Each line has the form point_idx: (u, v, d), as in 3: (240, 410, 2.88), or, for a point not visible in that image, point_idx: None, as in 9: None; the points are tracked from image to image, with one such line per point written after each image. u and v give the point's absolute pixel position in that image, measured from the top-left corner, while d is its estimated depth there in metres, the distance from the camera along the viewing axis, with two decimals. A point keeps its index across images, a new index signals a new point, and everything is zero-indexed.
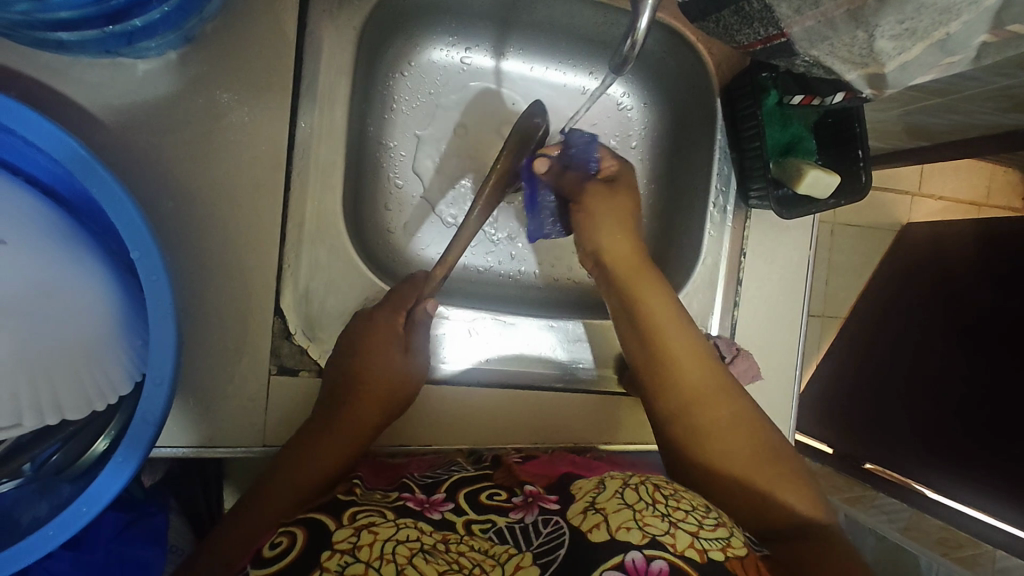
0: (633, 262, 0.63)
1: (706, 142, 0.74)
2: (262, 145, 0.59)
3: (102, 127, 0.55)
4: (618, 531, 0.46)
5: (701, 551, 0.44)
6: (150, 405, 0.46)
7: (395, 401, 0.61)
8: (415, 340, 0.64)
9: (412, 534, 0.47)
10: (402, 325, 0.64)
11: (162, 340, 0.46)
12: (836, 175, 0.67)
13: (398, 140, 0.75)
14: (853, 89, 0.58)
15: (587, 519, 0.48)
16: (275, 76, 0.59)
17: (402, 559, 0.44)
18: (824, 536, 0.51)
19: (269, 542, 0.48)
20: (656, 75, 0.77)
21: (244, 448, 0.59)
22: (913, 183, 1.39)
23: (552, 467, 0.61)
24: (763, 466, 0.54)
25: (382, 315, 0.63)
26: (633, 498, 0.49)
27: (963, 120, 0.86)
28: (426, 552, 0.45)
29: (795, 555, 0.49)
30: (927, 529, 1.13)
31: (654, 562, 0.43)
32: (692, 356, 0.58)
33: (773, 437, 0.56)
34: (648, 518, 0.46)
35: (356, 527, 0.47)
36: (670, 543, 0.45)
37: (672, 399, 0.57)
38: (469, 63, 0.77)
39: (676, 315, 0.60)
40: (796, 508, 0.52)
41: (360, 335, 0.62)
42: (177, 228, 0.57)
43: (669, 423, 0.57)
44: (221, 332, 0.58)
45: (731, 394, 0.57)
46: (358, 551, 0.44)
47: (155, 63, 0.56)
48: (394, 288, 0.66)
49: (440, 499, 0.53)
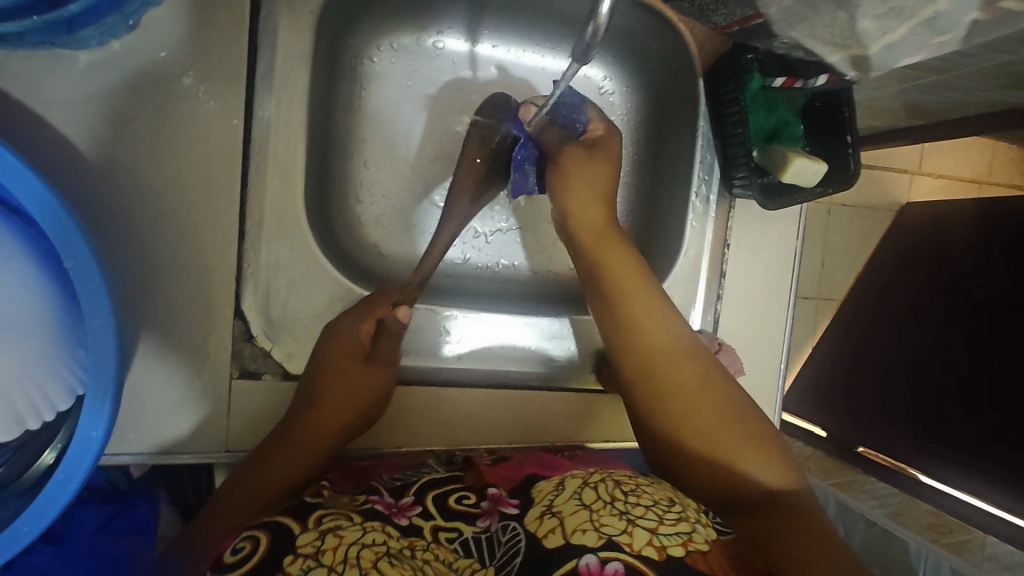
0: (597, 231, 0.61)
1: (688, 129, 0.71)
2: (215, 139, 0.56)
3: (43, 123, 0.52)
4: (574, 535, 0.43)
5: (659, 548, 0.42)
6: (93, 420, 0.44)
7: (365, 407, 0.59)
8: (381, 347, 0.62)
9: (378, 538, 0.44)
10: (370, 334, 0.62)
11: (102, 349, 0.44)
12: (823, 163, 0.64)
13: (368, 129, 0.72)
14: (837, 71, 0.59)
15: (543, 525, 0.45)
16: (226, 66, 0.56)
17: (367, 563, 0.41)
18: (797, 507, 0.47)
19: (231, 546, 0.45)
20: (637, 55, 0.73)
21: (208, 453, 0.58)
22: (913, 161, 1.34)
23: (522, 468, 0.59)
24: (735, 439, 0.50)
25: (354, 321, 0.61)
26: (590, 497, 0.46)
27: (963, 98, 0.82)
28: (391, 556, 0.42)
29: (760, 532, 0.45)
30: (916, 513, 0.99)
31: (609, 564, 0.40)
32: (664, 337, 0.55)
33: (743, 403, 0.53)
34: (605, 517, 0.44)
35: (321, 531, 0.44)
36: (626, 542, 0.42)
37: (637, 364, 0.55)
38: (442, 47, 0.73)
39: (644, 293, 0.57)
40: (761, 477, 0.49)
41: (332, 343, 0.60)
42: (127, 226, 0.55)
43: (646, 407, 0.54)
44: (179, 336, 0.56)
45: (694, 359, 0.54)
46: (322, 555, 0.41)
47: (97, 53, 0.53)
48: (372, 294, 0.64)
49: (409, 504, 0.51)
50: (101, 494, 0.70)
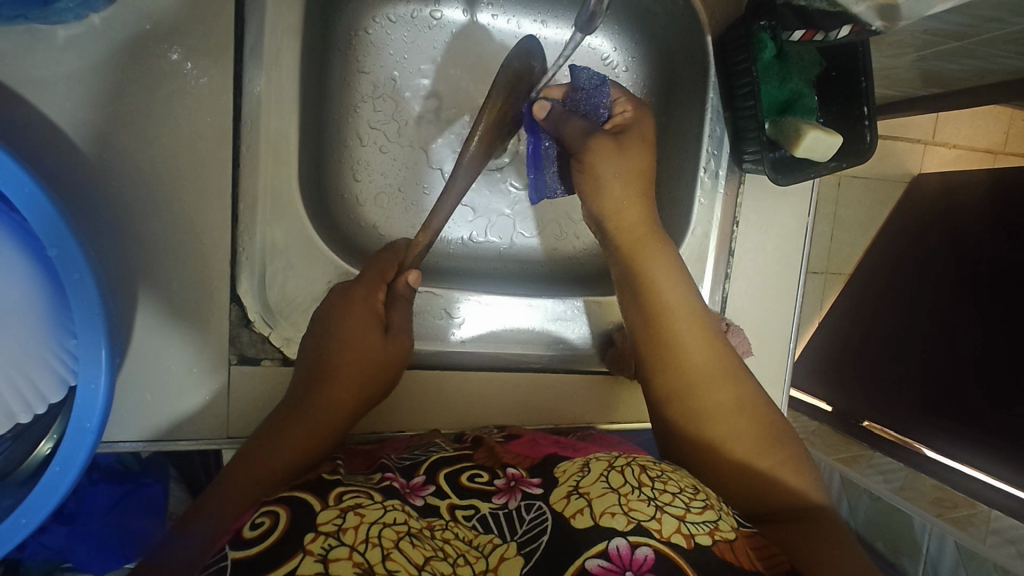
0: (639, 234, 0.57)
1: (697, 100, 0.68)
2: (206, 116, 0.54)
3: (25, 102, 0.51)
4: (603, 517, 0.42)
5: (688, 536, 0.41)
6: (87, 409, 0.43)
7: (370, 382, 0.55)
8: (395, 319, 0.59)
9: (399, 517, 0.42)
10: (382, 307, 0.59)
11: (91, 336, 0.43)
12: (838, 136, 0.61)
13: (366, 102, 0.69)
14: (862, 22, 0.59)
15: (571, 505, 0.44)
16: (212, 40, 0.54)
17: (389, 543, 0.39)
18: (826, 516, 0.47)
19: (250, 521, 0.42)
20: (643, 22, 0.70)
21: (209, 439, 0.57)
22: (926, 130, 1.30)
23: (537, 447, 0.56)
24: (764, 447, 0.51)
25: (362, 295, 0.58)
26: (618, 481, 0.45)
27: (982, 65, 0.78)
28: (413, 536, 0.41)
29: (791, 539, 0.45)
30: (921, 487, 1.06)
31: (638, 550, 0.40)
32: (699, 339, 0.54)
33: (776, 419, 0.53)
34: (633, 503, 0.43)
35: (342, 509, 0.42)
36: (656, 528, 0.41)
37: (671, 379, 0.53)
38: (440, 16, 0.70)
39: (683, 296, 0.55)
40: (794, 489, 0.49)
41: (340, 309, 0.57)
42: (119, 208, 0.53)
43: (677, 424, 0.53)
44: (175, 320, 0.55)
45: (731, 375, 0.53)
46: (343, 534, 0.39)
47: (77, 28, 0.51)
48: (374, 258, 0.61)
49: (421, 483, 0.48)
50: (112, 475, 0.70)
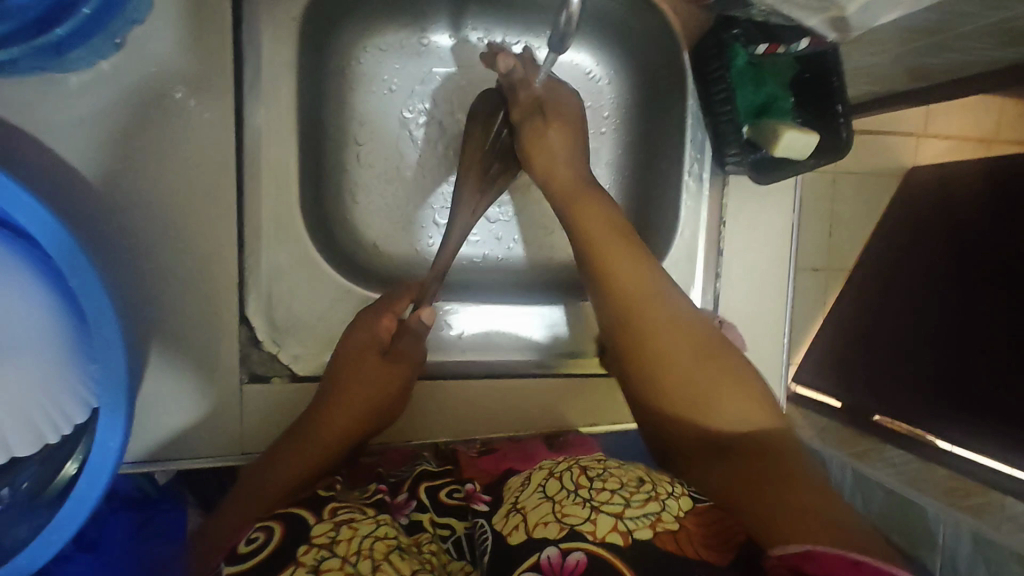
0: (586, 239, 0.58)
1: (675, 108, 0.72)
2: (209, 149, 0.58)
3: (41, 146, 0.54)
4: (536, 529, 0.42)
5: (625, 533, 0.41)
6: (110, 431, 0.46)
7: (373, 414, 0.58)
8: (402, 346, 0.60)
9: (389, 532, 0.44)
10: (388, 329, 0.61)
11: (111, 363, 0.46)
12: (814, 135, 0.64)
13: (361, 127, 0.72)
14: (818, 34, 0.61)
15: (510, 521, 0.44)
16: (213, 79, 0.57)
17: (381, 555, 0.41)
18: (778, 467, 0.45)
19: (246, 536, 0.44)
20: (622, 37, 0.73)
21: (224, 457, 0.60)
22: (919, 123, 1.31)
23: (502, 462, 0.58)
24: (713, 376, 0.50)
25: (371, 320, 0.61)
26: (554, 489, 0.44)
27: (963, 57, 0.80)
28: (401, 550, 0.43)
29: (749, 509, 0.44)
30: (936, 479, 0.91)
31: (570, 555, 0.40)
32: (693, 346, 0.51)
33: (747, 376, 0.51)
34: (567, 507, 0.42)
35: (336, 522, 0.44)
36: (588, 531, 0.41)
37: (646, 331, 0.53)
38: (428, 42, 0.74)
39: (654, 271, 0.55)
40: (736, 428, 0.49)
41: (354, 340, 0.60)
42: (130, 240, 0.56)
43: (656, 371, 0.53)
44: (188, 344, 0.58)
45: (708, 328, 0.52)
46: (336, 546, 0.41)
47: (87, 74, 0.54)
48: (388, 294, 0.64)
49: (404, 500, 0.51)
50: None
